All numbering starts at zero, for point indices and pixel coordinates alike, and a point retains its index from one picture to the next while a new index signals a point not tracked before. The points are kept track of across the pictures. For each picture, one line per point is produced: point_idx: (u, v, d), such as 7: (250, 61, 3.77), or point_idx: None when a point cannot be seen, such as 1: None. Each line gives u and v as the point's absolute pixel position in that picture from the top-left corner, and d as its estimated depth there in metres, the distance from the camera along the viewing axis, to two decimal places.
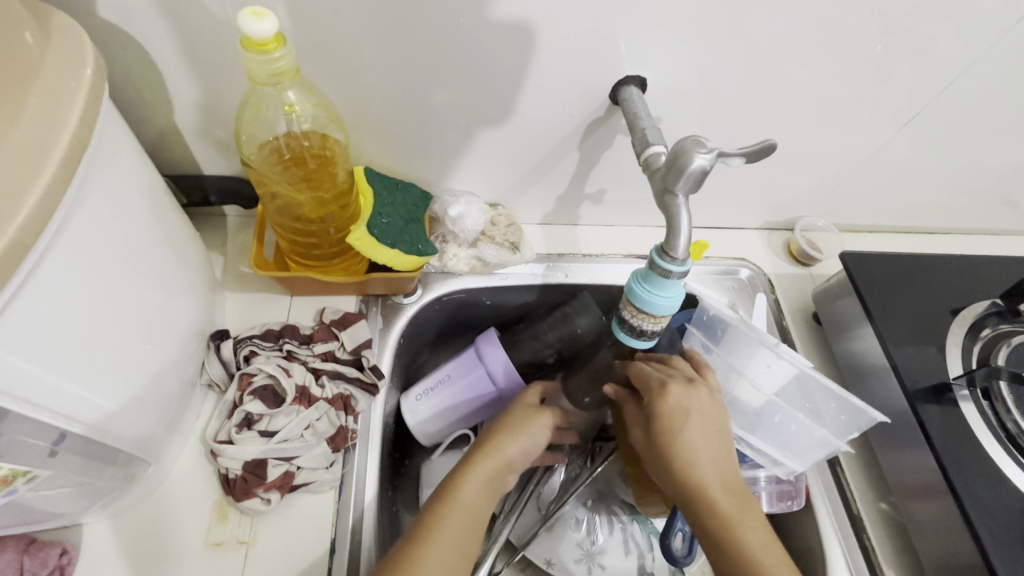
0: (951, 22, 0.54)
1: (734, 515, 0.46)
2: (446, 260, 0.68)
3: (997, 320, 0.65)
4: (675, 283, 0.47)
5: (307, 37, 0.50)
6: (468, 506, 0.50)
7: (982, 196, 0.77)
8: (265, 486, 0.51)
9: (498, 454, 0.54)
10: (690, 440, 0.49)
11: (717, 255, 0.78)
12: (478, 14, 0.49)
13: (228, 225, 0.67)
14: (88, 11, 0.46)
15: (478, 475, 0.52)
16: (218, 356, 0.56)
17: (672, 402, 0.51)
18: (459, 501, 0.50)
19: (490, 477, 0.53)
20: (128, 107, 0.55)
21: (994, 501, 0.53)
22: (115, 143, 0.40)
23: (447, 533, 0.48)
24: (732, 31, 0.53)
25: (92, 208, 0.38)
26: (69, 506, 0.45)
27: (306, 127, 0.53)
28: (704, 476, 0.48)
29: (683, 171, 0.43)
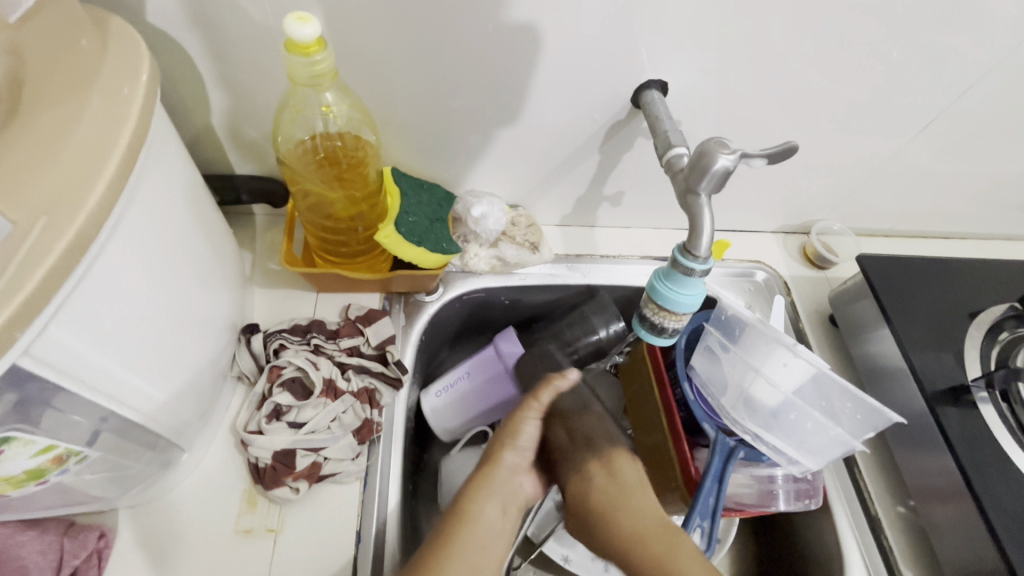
0: (969, 29, 0.55)
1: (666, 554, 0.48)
2: (467, 259, 0.69)
3: (1015, 323, 0.65)
4: (696, 281, 0.48)
5: (343, 41, 0.52)
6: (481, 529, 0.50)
7: (1000, 201, 0.78)
8: (294, 475, 0.52)
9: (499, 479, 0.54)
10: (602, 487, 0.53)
11: (733, 258, 0.79)
12: (506, 20, 0.51)
13: (256, 224, 0.69)
14: (136, 16, 0.48)
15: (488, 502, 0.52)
16: (248, 349, 0.58)
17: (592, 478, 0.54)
18: (475, 516, 0.51)
19: (501, 503, 0.53)
20: (167, 107, 0.57)
21: (1014, 502, 0.53)
22: (164, 141, 0.42)
23: (467, 540, 0.49)
24: (753, 37, 0.54)
25: (145, 201, 0.39)
26: (109, 489, 0.46)
27: (340, 127, 0.55)
28: (637, 524, 0.51)
29: (707, 171, 0.44)
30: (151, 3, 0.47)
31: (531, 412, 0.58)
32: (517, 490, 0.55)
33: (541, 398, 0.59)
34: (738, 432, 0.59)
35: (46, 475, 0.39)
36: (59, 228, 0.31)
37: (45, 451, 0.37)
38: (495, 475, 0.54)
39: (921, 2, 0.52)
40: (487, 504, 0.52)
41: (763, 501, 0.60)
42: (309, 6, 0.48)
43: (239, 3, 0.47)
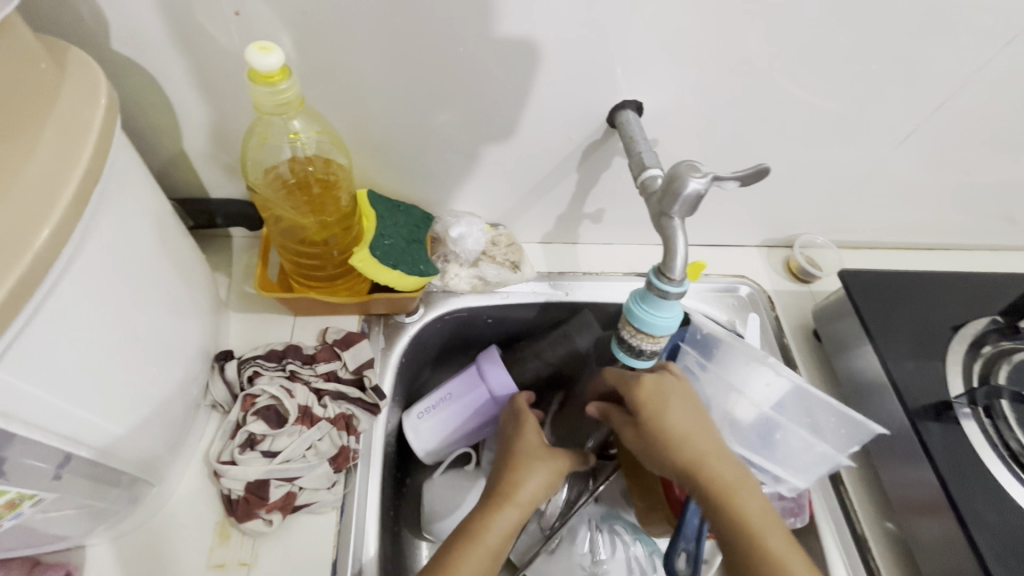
0: (941, 46, 0.55)
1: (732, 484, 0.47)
2: (447, 279, 0.69)
3: (997, 337, 0.64)
4: (672, 304, 0.48)
5: (311, 66, 0.51)
6: (490, 544, 0.51)
7: (981, 212, 0.78)
8: (267, 507, 0.51)
9: (520, 492, 0.54)
10: (678, 423, 0.50)
11: (716, 273, 0.79)
12: (478, 43, 0.51)
13: (234, 246, 0.68)
14: (102, 44, 0.48)
15: (504, 513, 0.52)
16: (222, 377, 0.57)
17: (650, 390, 0.51)
18: (490, 532, 0.51)
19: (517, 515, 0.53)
20: (139, 134, 0.56)
21: (998, 521, 0.53)
22: (126, 172, 0.42)
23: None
24: (727, 55, 0.54)
25: (103, 234, 0.39)
26: (73, 527, 0.45)
27: (310, 153, 0.54)
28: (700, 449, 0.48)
29: (678, 195, 0.44)
30: (117, 32, 0.47)
31: (564, 464, 0.59)
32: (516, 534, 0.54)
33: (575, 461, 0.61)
34: None
35: (1, 519, 0.37)
36: (3, 270, 0.30)
37: None
38: (511, 513, 0.53)
39: (892, 20, 0.52)
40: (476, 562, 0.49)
41: None
42: (277, 33, 0.48)
43: (206, 31, 0.47)
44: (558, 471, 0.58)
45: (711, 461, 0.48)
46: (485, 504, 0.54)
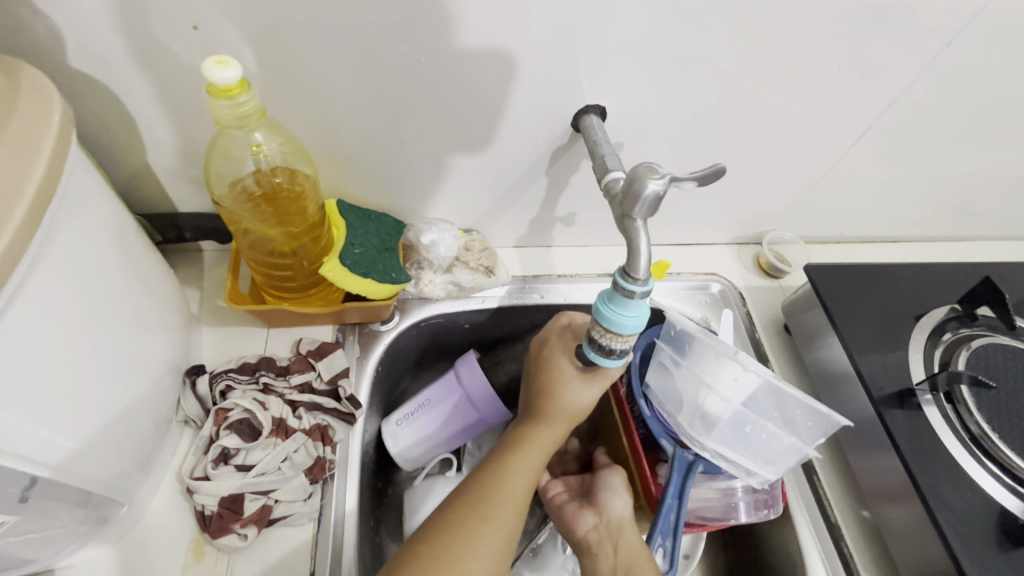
0: (890, 44, 0.57)
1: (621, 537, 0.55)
2: (422, 286, 0.69)
3: (956, 325, 0.66)
4: (638, 303, 0.48)
5: (273, 78, 0.51)
6: (540, 453, 0.53)
7: (939, 204, 0.81)
8: (241, 521, 0.50)
9: (564, 400, 0.56)
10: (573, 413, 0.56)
11: (688, 272, 0.80)
12: (440, 51, 0.52)
13: (205, 260, 0.68)
14: (59, 61, 0.47)
15: (550, 427, 0.55)
16: (193, 393, 0.56)
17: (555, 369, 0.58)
18: (538, 442, 0.54)
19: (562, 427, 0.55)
20: (102, 150, 0.56)
21: (961, 504, 0.54)
22: (83, 188, 0.41)
23: (509, 493, 0.50)
24: (687, 57, 0.56)
25: (60, 252, 0.38)
26: (39, 551, 0.44)
27: (273, 164, 0.54)
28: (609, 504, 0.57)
29: (638, 197, 0.45)
30: (73, 48, 0.46)
31: (588, 375, 0.56)
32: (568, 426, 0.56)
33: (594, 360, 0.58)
34: (695, 449, 0.59)
35: None
36: None
37: None
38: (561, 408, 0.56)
39: (842, 19, 0.54)
40: (527, 458, 0.53)
41: (725, 514, 0.62)
42: (237, 46, 0.48)
43: (164, 46, 0.47)
44: (580, 385, 0.56)
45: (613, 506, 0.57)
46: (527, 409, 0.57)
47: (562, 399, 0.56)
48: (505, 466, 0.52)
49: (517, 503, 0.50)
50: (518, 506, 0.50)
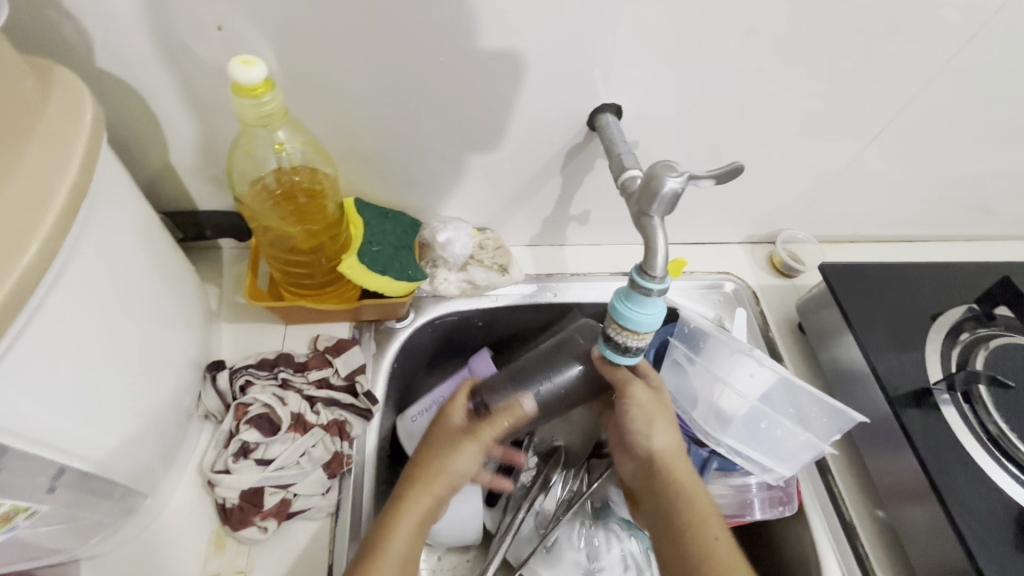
0: (909, 42, 0.57)
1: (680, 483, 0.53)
2: (437, 284, 0.70)
3: (974, 324, 0.66)
4: (655, 300, 0.48)
5: (295, 78, 0.52)
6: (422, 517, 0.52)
7: (955, 204, 0.80)
8: (262, 514, 0.51)
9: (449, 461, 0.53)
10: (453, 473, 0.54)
11: (701, 271, 0.80)
12: (459, 50, 0.52)
13: (224, 258, 0.69)
14: (87, 61, 0.48)
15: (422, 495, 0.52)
16: (214, 387, 0.57)
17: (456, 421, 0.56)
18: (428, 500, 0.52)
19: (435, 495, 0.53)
20: (125, 148, 0.57)
21: (979, 503, 0.54)
22: (112, 186, 0.42)
23: (392, 555, 0.49)
24: (704, 55, 0.56)
25: (91, 248, 0.39)
26: (66, 541, 0.45)
27: (295, 162, 0.55)
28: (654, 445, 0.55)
29: (656, 194, 0.45)
30: (101, 48, 0.47)
31: (474, 446, 0.54)
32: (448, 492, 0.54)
33: (490, 438, 0.55)
34: (711, 444, 0.59)
35: None
36: None
37: None
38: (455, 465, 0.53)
39: (861, 17, 0.54)
40: (411, 517, 0.51)
41: (739, 511, 0.62)
42: (260, 46, 0.49)
43: (189, 46, 0.48)
44: (466, 458, 0.54)
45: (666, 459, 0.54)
46: (418, 466, 0.54)
47: (445, 461, 0.53)
48: (427, 480, 0.53)
49: (420, 519, 0.52)
50: (421, 523, 0.52)
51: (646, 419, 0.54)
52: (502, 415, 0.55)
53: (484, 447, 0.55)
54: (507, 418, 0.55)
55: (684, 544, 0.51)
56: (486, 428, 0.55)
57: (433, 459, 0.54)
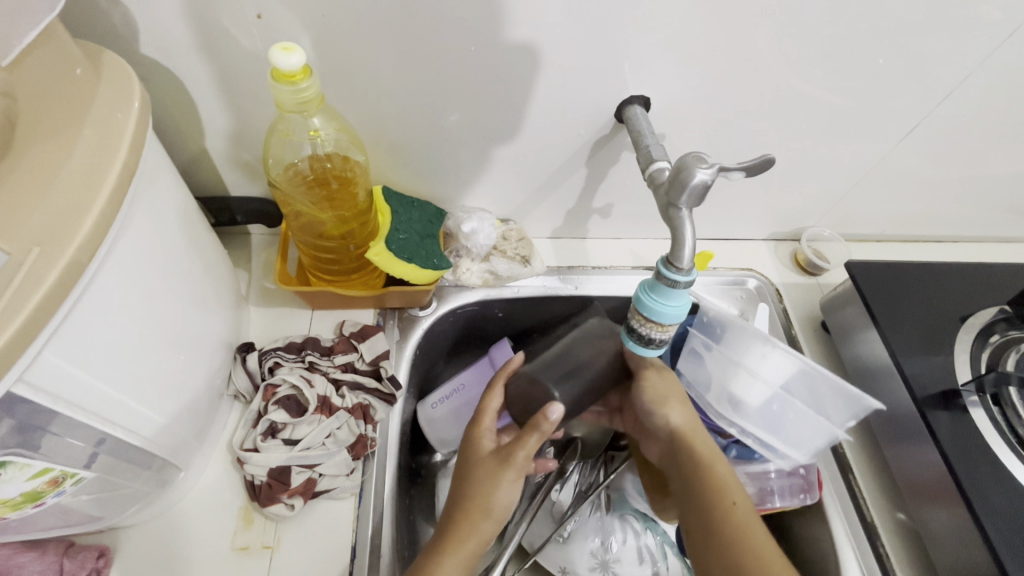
0: (947, 37, 0.55)
1: (707, 457, 0.53)
2: (460, 274, 0.70)
3: (1005, 327, 0.65)
4: (681, 292, 0.48)
5: (330, 66, 0.53)
6: (467, 555, 0.50)
7: (989, 204, 0.78)
8: (289, 492, 0.52)
9: (481, 507, 0.51)
10: (486, 518, 0.51)
11: (723, 267, 0.80)
12: (490, 41, 0.53)
13: (253, 243, 0.71)
14: (131, 48, 0.50)
15: (470, 534, 0.51)
16: (244, 368, 0.59)
17: (478, 461, 0.53)
18: (468, 536, 0.50)
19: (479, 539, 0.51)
20: (163, 134, 0.58)
21: (1007, 506, 0.53)
22: (156, 169, 0.44)
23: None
24: (735, 50, 0.55)
25: (137, 228, 0.41)
26: (105, 509, 0.47)
27: (328, 150, 0.56)
28: (680, 421, 0.56)
29: (686, 186, 0.45)
30: (146, 36, 0.49)
31: (512, 474, 0.51)
32: (486, 536, 0.52)
33: (526, 454, 0.51)
34: (726, 426, 0.60)
35: (43, 497, 0.40)
36: (51, 258, 0.33)
37: (41, 474, 0.37)
38: (480, 509, 0.51)
39: (895, 14, 0.53)
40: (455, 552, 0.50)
41: (759, 499, 0.62)
42: (298, 34, 0.50)
43: (229, 34, 0.49)
44: (505, 487, 0.51)
45: (690, 437, 0.55)
46: (456, 511, 0.52)
47: (478, 504, 0.51)
48: (464, 526, 0.51)
49: (466, 561, 0.50)
50: (467, 564, 0.50)
51: (658, 404, 0.56)
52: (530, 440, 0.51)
53: (524, 468, 0.51)
54: (533, 435, 0.50)
55: (711, 515, 0.49)
56: (520, 449, 0.51)
57: (469, 503, 0.51)
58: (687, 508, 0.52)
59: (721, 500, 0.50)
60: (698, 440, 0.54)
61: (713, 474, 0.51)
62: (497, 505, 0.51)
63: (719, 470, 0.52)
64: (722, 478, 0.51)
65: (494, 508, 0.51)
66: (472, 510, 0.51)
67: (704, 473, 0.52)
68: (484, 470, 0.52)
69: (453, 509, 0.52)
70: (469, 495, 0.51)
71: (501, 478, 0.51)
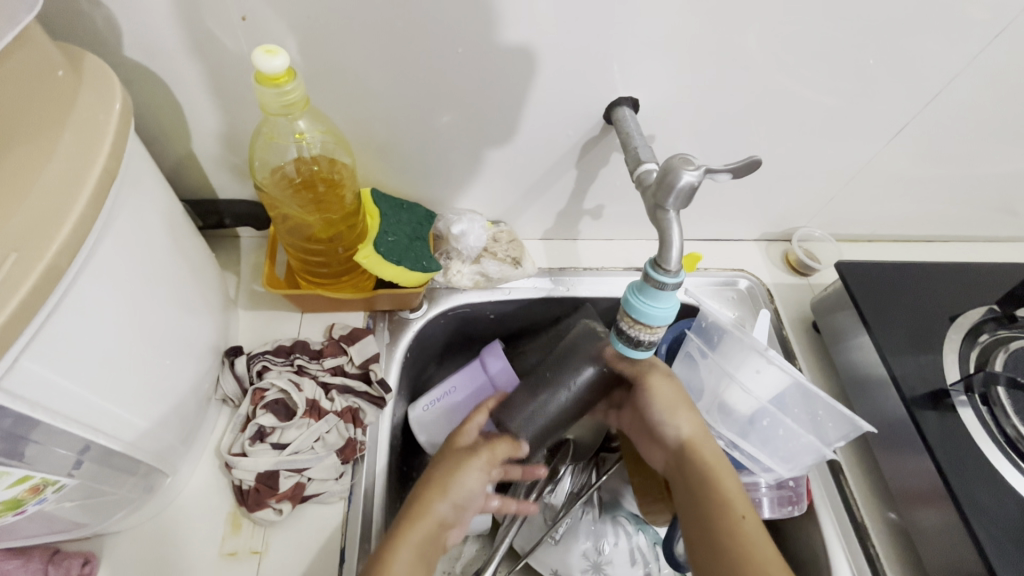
0: (934, 38, 0.56)
1: (714, 468, 0.53)
2: (450, 276, 0.70)
3: (994, 326, 0.65)
4: (669, 294, 0.47)
5: (316, 69, 0.53)
6: (420, 541, 0.50)
7: (978, 204, 0.79)
8: (277, 496, 0.52)
9: (441, 492, 0.52)
10: (442, 503, 0.52)
11: (714, 267, 0.80)
12: (477, 43, 0.52)
13: (242, 246, 0.70)
14: (115, 51, 0.50)
15: (425, 518, 0.51)
16: (232, 372, 0.58)
17: (448, 449, 0.55)
18: (425, 520, 0.50)
19: (433, 526, 0.51)
20: (150, 137, 0.58)
21: (994, 505, 0.53)
22: (140, 173, 0.43)
23: (397, 564, 0.48)
24: (723, 51, 0.55)
25: (119, 232, 0.40)
26: (91, 515, 0.47)
27: (314, 152, 0.57)
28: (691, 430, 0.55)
29: (673, 188, 0.45)
30: (129, 39, 0.48)
31: (478, 463, 0.54)
32: (443, 527, 0.52)
33: (498, 451, 0.55)
34: (713, 437, 0.60)
35: (25, 504, 0.39)
36: (28, 263, 0.32)
37: (22, 481, 0.37)
38: (438, 493, 0.52)
39: (882, 15, 0.53)
40: (411, 538, 0.49)
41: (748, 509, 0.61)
42: (283, 37, 0.50)
43: (214, 36, 0.49)
44: (468, 474, 0.53)
45: (699, 448, 0.54)
46: (415, 494, 0.52)
47: (439, 488, 0.52)
48: (421, 506, 0.51)
49: (421, 544, 0.49)
50: (423, 548, 0.50)
51: (667, 407, 0.56)
52: (503, 442, 0.55)
53: (491, 464, 0.54)
54: (507, 438, 0.55)
55: (721, 529, 0.50)
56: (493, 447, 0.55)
57: (430, 486, 0.53)
58: (694, 519, 0.52)
59: (730, 515, 0.50)
60: (707, 450, 0.54)
61: (722, 487, 0.52)
62: (457, 491, 0.52)
63: (727, 481, 0.52)
64: (729, 489, 0.51)
65: (452, 494, 0.52)
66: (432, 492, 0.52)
67: (714, 485, 0.52)
68: (451, 456, 0.54)
69: (413, 493, 0.53)
70: (431, 478, 0.53)
71: (466, 465, 0.53)
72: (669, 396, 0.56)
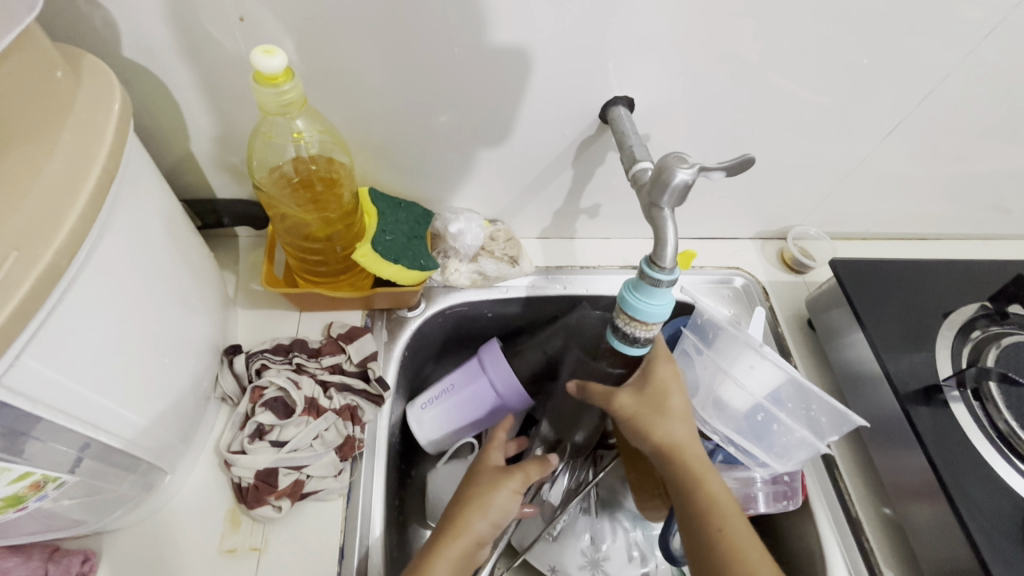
0: (925, 37, 0.56)
1: (696, 470, 0.51)
2: (448, 274, 0.71)
3: (986, 322, 0.66)
4: (664, 292, 0.48)
5: (313, 70, 0.53)
6: (458, 555, 0.51)
7: (971, 202, 0.79)
8: (276, 493, 0.53)
9: (479, 509, 0.53)
10: (481, 519, 0.53)
11: (710, 265, 0.80)
12: (474, 43, 0.53)
13: (240, 246, 0.70)
14: (113, 51, 0.50)
15: (463, 532, 0.52)
16: (231, 370, 0.59)
17: (487, 468, 0.57)
18: (463, 535, 0.52)
19: (472, 542, 0.52)
20: (148, 137, 0.58)
21: (986, 499, 0.54)
22: (139, 173, 0.44)
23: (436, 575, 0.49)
24: (717, 51, 0.56)
25: (118, 230, 0.41)
26: (92, 513, 0.47)
27: (313, 152, 0.57)
28: (674, 433, 0.53)
29: (667, 185, 0.46)
30: (127, 39, 0.49)
31: (514, 484, 0.56)
32: (480, 544, 0.53)
33: (530, 474, 0.57)
34: (708, 434, 0.60)
35: (26, 501, 0.39)
36: (29, 262, 0.33)
37: (23, 478, 0.37)
38: (477, 509, 0.53)
39: (874, 15, 0.54)
40: (449, 550, 0.50)
41: (743, 504, 0.62)
42: (280, 37, 0.50)
43: (212, 37, 0.49)
44: (506, 494, 0.55)
45: (685, 451, 0.52)
46: (454, 509, 0.54)
47: (478, 504, 0.54)
48: (461, 524, 0.52)
49: (459, 560, 0.51)
50: (460, 565, 0.51)
51: (634, 423, 0.54)
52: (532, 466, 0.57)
53: (524, 484, 0.56)
54: (535, 467, 0.57)
55: (709, 535, 0.48)
56: (522, 470, 0.57)
57: (469, 504, 0.54)
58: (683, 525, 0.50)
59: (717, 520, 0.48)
60: (688, 452, 0.52)
61: (707, 491, 0.50)
62: (496, 509, 0.54)
63: (710, 482, 0.50)
64: (713, 491, 0.50)
65: (491, 513, 0.53)
66: (471, 507, 0.53)
67: (698, 488, 0.50)
68: (490, 474, 0.56)
69: (453, 506, 0.54)
70: (471, 493, 0.55)
71: (503, 484, 0.55)
72: (643, 399, 0.54)
